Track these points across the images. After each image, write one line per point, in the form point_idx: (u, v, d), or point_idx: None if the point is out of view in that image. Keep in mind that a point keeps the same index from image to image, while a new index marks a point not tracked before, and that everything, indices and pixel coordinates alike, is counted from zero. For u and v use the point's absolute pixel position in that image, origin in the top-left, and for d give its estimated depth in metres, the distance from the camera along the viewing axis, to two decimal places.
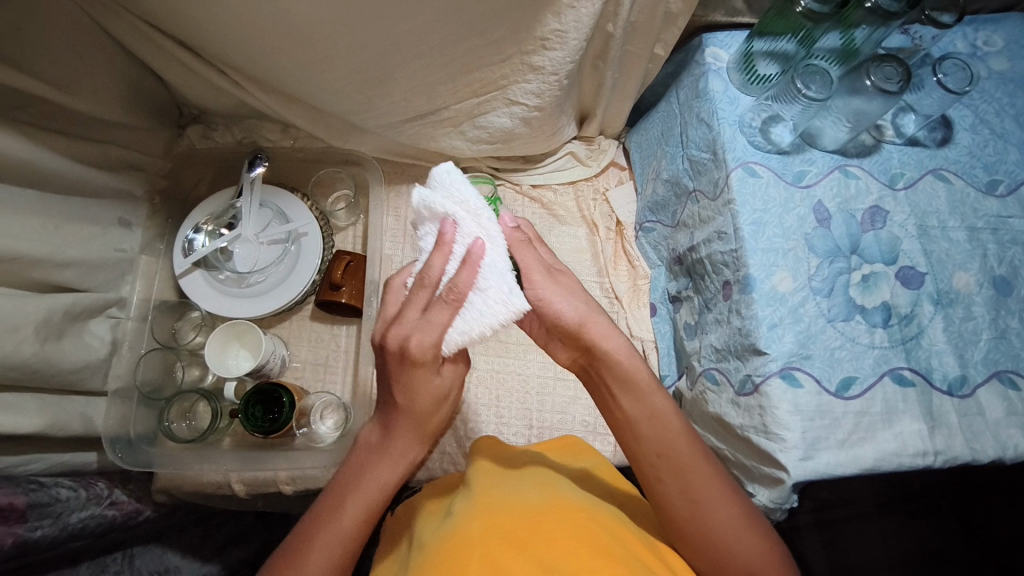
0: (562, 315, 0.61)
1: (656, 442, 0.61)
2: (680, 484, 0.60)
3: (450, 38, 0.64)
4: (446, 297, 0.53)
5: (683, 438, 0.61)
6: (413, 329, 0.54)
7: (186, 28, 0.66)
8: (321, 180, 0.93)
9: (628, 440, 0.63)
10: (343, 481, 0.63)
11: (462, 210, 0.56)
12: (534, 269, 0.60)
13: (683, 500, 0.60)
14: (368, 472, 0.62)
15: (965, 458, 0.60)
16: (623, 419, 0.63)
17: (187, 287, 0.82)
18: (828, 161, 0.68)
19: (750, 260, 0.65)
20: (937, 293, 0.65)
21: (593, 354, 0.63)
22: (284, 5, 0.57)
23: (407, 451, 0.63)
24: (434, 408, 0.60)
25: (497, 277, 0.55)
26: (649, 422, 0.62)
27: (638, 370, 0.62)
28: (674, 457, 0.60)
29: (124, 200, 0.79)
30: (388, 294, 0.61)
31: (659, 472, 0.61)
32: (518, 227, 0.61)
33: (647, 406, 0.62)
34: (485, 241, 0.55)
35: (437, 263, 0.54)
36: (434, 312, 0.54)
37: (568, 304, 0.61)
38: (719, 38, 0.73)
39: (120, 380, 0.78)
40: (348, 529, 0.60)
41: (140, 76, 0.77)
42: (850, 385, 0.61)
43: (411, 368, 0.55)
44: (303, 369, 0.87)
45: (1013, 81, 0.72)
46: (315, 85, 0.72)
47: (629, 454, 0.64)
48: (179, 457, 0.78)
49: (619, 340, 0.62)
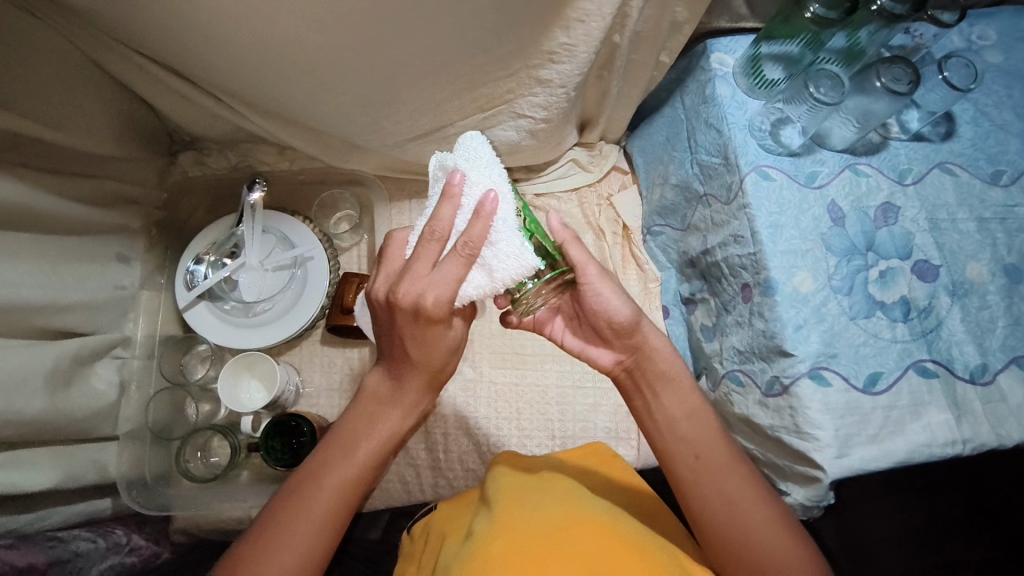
0: (613, 314, 0.60)
1: (693, 443, 0.62)
2: (716, 485, 0.60)
3: (458, 56, 0.63)
4: (458, 254, 0.49)
5: (720, 441, 0.62)
6: (426, 286, 0.50)
7: (180, 57, 0.64)
8: (324, 203, 0.91)
9: (666, 438, 0.63)
10: (347, 430, 0.61)
11: (465, 158, 0.50)
12: (590, 265, 0.56)
13: (720, 501, 0.60)
14: (372, 416, 0.60)
15: (992, 445, 0.61)
16: (665, 421, 0.63)
17: (193, 321, 0.80)
18: (838, 161, 0.69)
19: (771, 262, 0.65)
20: (953, 284, 0.66)
21: (640, 355, 0.64)
22: (291, 31, 0.56)
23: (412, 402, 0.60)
24: (442, 357, 0.57)
25: (510, 231, 0.48)
26: (688, 421, 0.63)
27: (676, 368, 0.64)
28: (712, 459, 0.61)
29: (121, 235, 0.76)
30: (390, 246, 0.57)
31: (698, 474, 0.61)
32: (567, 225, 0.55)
33: (687, 404, 0.63)
34: (498, 193, 0.49)
35: (445, 214, 0.49)
36: (446, 265, 0.49)
37: (623, 301, 0.59)
38: (724, 43, 0.73)
39: (131, 422, 0.75)
40: (353, 475, 0.59)
41: (133, 106, 0.74)
42: (876, 380, 0.62)
43: (425, 325, 0.52)
44: (317, 396, 0.85)
45: (1010, 73, 0.74)
46: (315, 107, 0.70)
47: (663, 458, 0.64)
48: (196, 498, 0.76)
49: (663, 339, 0.64)
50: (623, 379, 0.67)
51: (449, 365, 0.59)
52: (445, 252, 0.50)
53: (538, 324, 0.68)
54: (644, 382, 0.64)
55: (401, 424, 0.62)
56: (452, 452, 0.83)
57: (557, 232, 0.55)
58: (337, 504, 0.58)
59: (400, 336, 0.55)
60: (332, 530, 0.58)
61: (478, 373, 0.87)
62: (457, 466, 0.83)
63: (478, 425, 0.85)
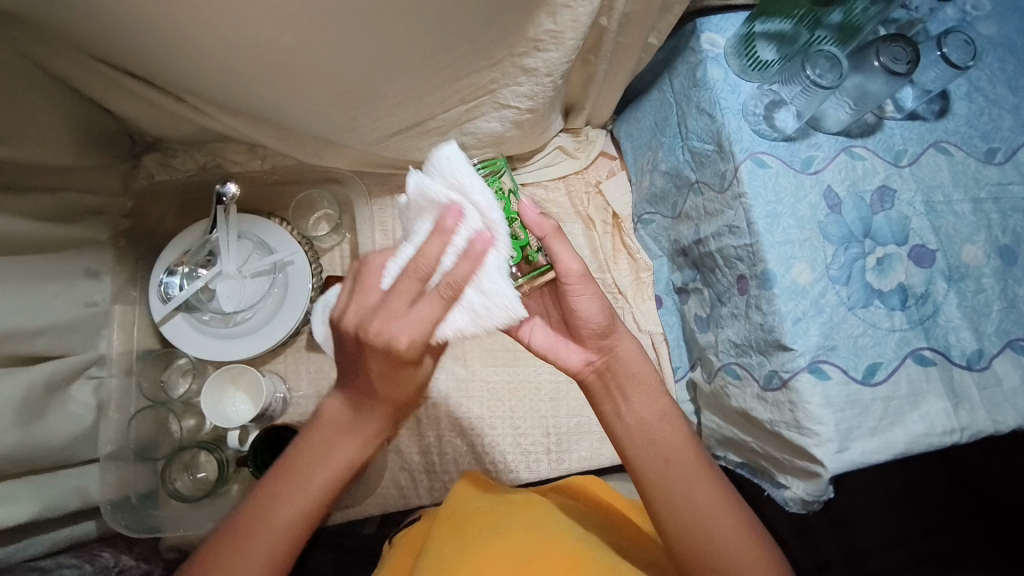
0: (587, 317, 0.58)
1: (661, 447, 0.59)
2: (683, 491, 0.58)
3: (438, 47, 0.59)
4: (442, 294, 0.47)
5: (687, 444, 0.60)
6: (400, 326, 0.47)
7: (137, 58, 0.59)
8: (300, 203, 0.87)
9: (634, 445, 0.60)
10: (297, 459, 0.57)
11: (460, 192, 0.49)
12: (574, 266, 0.55)
13: (692, 512, 0.57)
14: (329, 448, 0.57)
15: (989, 431, 0.61)
16: (635, 424, 0.60)
17: (171, 335, 0.76)
18: (834, 144, 0.67)
19: (768, 254, 0.63)
20: (949, 269, 0.65)
21: (612, 354, 0.61)
22: (257, 29, 0.51)
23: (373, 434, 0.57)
24: (401, 392, 0.54)
25: (500, 277, 0.49)
26: (660, 426, 0.60)
27: (647, 372, 0.61)
28: (680, 462, 0.59)
29: (88, 249, 0.71)
30: (368, 275, 0.50)
31: (667, 480, 0.58)
32: (544, 215, 0.54)
33: (657, 406, 0.61)
34: (491, 237, 0.49)
35: (432, 250, 0.47)
36: (425, 306, 0.47)
37: (599, 307, 0.58)
38: (714, 22, 0.70)
39: (113, 443, 0.72)
40: (307, 500, 0.56)
41: (88, 109, 0.69)
42: (875, 371, 0.61)
43: (393, 367, 0.50)
44: (306, 404, 0.82)
45: (1002, 45, 0.72)
46: (286, 106, 0.66)
47: (628, 463, 0.60)
48: (187, 517, 0.74)
49: (635, 345, 0.62)
50: (592, 382, 0.63)
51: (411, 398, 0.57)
52: (425, 288, 0.48)
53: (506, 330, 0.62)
54: (616, 383, 0.61)
55: (367, 454, 0.59)
56: (447, 454, 0.82)
57: (535, 224, 0.54)
58: (286, 539, 0.55)
59: (366, 373, 0.52)
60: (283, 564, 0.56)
61: (471, 372, 0.86)
62: (453, 468, 0.82)
63: (472, 425, 0.84)
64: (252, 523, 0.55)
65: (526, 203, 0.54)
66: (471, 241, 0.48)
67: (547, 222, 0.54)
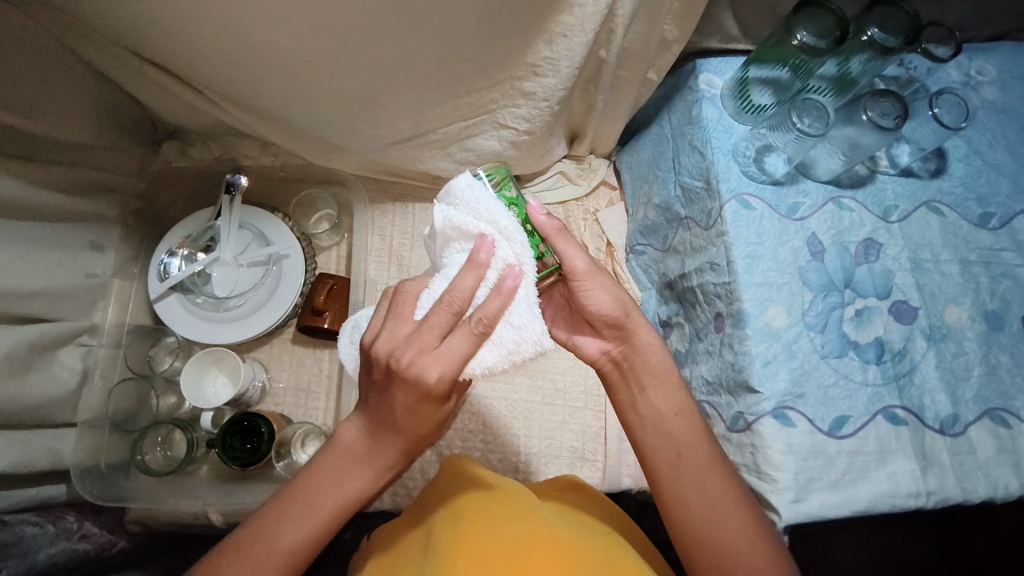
0: (601, 311, 0.57)
1: (677, 441, 0.58)
2: (698, 486, 0.57)
3: (438, 64, 0.61)
4: (472, 328, 0.49)
5: (705, 440, 0.59)
6: (429, 361, 0.49)
7: (159, 52, 0.63)
8: (303, 200, 0.91)
9: (648, 435, 0.59)
10: (314, 483, 0.57)
11: (490, 223, 0.50)
12: (579, 263, 0.55)
13: (701, 504, 0.57)
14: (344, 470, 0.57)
15: (957, 499, 0.59)
16: (651, 416, 0.59)
17: (163, 312, 0.79)
18: (822, 193, 0.67)
19: (744, 294, 0.63)
20: (930, 328, 0.64)
21: (630, 346, 0.59)
22: (262, 33, 0.55)
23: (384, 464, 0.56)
24: (421, 428, 0.54)
25: (531, 312, 0.50)
26: (676, 419, 0.59)
27: (667, 366, 0.60)
28: (694, 459, 0.58)
29: (95, 223, 0.75)
30: (402, 300, 0.53)
31: (677, 473, 0.58)
32: (550, 216, 0.53)
33: (675, 401, 0.59)
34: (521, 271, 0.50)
35: (466, 285, 0.49)
36: (456, 339, 0.49)
37: (611, 299, 0.57)
38: (713, 64, 0.72)
39: (92, 410, 0.75)
40: (314, 528, 0.56)
41: (113, 94, 0.74)
42: (843, 424, 0.60)
43: (422, 402, 0.51)
44: (284, 395, 0.84)
45: (1004, 111, 0.72)
46: (294, 108, 0.69)
47: (645, 455, 0.60)
48: (151, 492, 0.76)
49: (656, 337, 0.60)
50: (608, 371, 0.61)
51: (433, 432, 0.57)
52: (458, 322, 0.50)
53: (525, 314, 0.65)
54: (632, 377, 0.60)
55: (379, 482, 0.58)
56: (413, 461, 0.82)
57: (541, 226, 0.53)
58: (291, 562, 0.56)
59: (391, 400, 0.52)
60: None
61: None
62: (418, 476, 0.82)
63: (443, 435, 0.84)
64: (259, 535, 0.56)
65: (534, 204, 0.53)
66: (503, 276, 0.49)
67: (552, 223, 0.52)
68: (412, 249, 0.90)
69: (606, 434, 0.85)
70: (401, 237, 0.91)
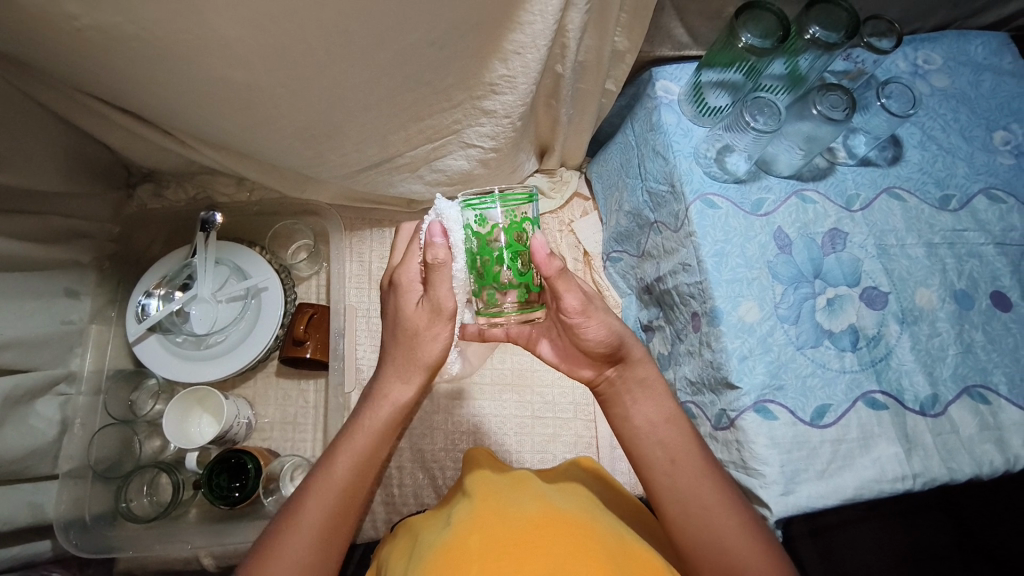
0: (593, 341, 0.57)
1: (670, 447, 0.58)
2: (691, 497, 0.55)
3: (397, 90, 0.63)
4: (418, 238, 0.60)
5: (698, 452, 0.57)
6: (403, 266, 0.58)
7: (122, 97, 0.64)
8: (278, 233, 0.92)
9: (642, 443, 0.59)
10: (341, 434, 0.60)
11: None
12: (574, 304, 0.54)
13: (699, 507, 0.55)
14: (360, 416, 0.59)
15: (943, 478, 0.60)
16: (645, 426, 0.59)
17: (143, 355, 0.79)
18: (785, 187, 0.69)
19: (715, 291, 0.64)
20: (901, 311, 0.65)
21: (624, 365, 0.60)
22: (221, 71, 0.56)
23: (390, 391, 0.60)
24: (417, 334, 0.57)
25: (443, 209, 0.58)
26: (667, 427, 0.59)
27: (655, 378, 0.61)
28: (689, 462, 0.57)
29: (70, 270, 0.76)
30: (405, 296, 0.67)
31: (673, 480, 0.56)
32: (552, 256, 0.50)
33: (666, 408, 0.60)
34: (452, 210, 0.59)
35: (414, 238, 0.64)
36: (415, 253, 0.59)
37: (609, 330, 0.57)
38: (669, 72, 0.74)
39: (72, 460, 0.74)
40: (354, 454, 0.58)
41: (83, 142, 0.75)
42: (824, 413, 0.60)
43: (414, 309, 0.56)
44: (270, 429, 0.84)
45: (954, 96, 0.74)
46: (260, 142, 0.70)
47: (641, 468, 0.59)
48: (139, 538, 0.75)
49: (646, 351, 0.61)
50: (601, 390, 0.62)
51: (435, 335, 0.57)
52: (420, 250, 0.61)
53: (523, 339, 0.67)
54: (624, 389, 0.60)
55: (400, 400, 0.60)
56: (405, 486, 0.81)
57: (543, 265, 0.51)
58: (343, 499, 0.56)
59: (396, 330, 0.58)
60: (333, 552, 0.56)
61: (436, 402, 0.86)
62: (411, 500, 0.81)
63: (434, 456, 0.83)
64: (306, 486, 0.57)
65: (537, 242, 0.50)
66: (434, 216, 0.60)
67: (552, 266, 0.50)
68: None
69: (598, 443, 0.85)
70: (381, 261, 0.93)
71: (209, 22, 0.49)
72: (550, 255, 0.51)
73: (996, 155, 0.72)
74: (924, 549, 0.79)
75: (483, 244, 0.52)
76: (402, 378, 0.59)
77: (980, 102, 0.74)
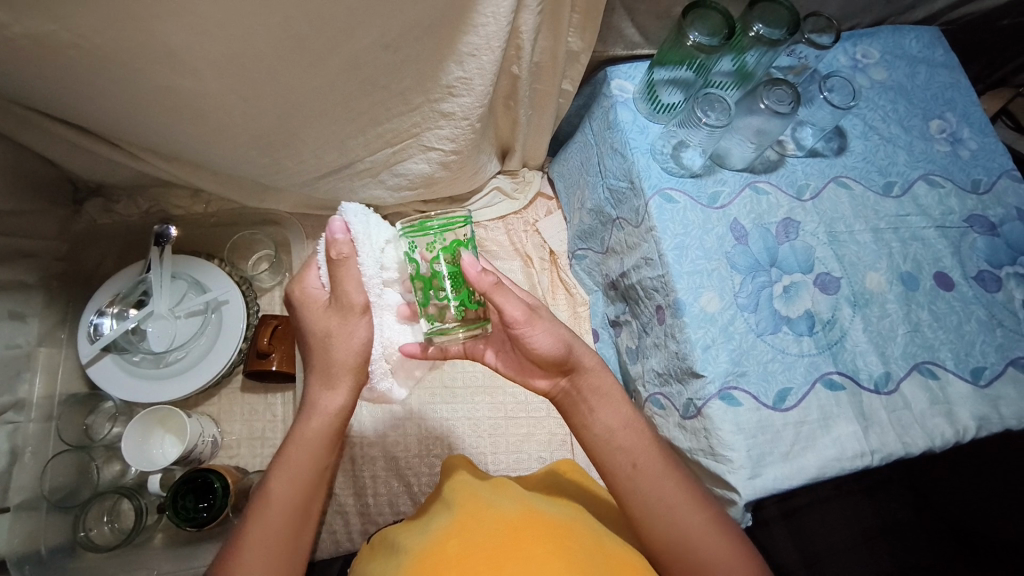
0: (541, 351, 0.57)
1: (630, 451, 0.58)
2: (657, 496, 0.56)
3: (353, 95, 0.62)
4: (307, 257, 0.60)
5: (659, 449, 0.59)
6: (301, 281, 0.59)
7: (63, 109, 0.62)
8: (237, 245, 0.89)
9: (601, 453, 0.59)
10: (275, 458, 0.58)
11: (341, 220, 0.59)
12: (518, 314, 0.54)
13: (665, 508, 0.56)
14: (291, 433, 0.59)
15: (899, 453, 0.62)
16: (604, 433, 0.59)
17: (98, 376, 0.75)
18: (738, 180, 0.71)
19: (677, 283, 0.66)
20: (853, 295, 0.67)
21: (576, 373, 0.60)
22: (166, 79, 0.54)
23: (317, 401, 0.59)
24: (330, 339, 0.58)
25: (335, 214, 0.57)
26: (626, 432, 0.59)
27: (609, 383, 0.61)
28: (650, 468, 0.57)
29: (13, 292, 0.72)
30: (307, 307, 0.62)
31: (635, 483, 0.57)
32: (485, 272, 0.52)
33: (623, 415, 0.60)
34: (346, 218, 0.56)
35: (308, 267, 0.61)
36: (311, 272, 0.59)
37: (555, 335, 0.57)
38: (623, 70, 0.76)
39: (25, 490, 0.71)
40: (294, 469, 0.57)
41: (23, 158, 0.72)
42: (785, 397, 0.62)
43: (321, 311, 0.58)
44: (238, 446, 0.82)
45: (892, 88, 0.78)
46: (213, 152, 0.68)
47: (603, 472, 0.59)
48: (101, 568, 0.72)
49: (598, 357, 0.61)
50: (559, 399, 0.63)
51: (348, 334, 0.58)
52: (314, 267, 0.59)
53: (470, 351, 0.65)
54: (580, 397, 0.60)
55: (329, 407, 0.59)
56: (381, 495, 0.80)
57: (477, 281, 0.52)
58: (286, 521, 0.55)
59: (310, 345, 0.59)
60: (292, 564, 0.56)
61: (409, 408, 0.85)
62: (386, 510, 0.80)
63: (408, 464, 0.82)
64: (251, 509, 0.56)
65: (468, 261, 0.52)
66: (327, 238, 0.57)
67: (487, 280, 0.52)
68: None
69: (572, 440, 0.86)
70: None
71: (152, 30, 0.48)
72: (482, 271, 0.52)
73: (933, 143, 0.76)
74: (892, 521, 0.82)
75: (418, 271, 0.53)
76: (327, 385, 0.59)
77: (917, 93, 0.78)
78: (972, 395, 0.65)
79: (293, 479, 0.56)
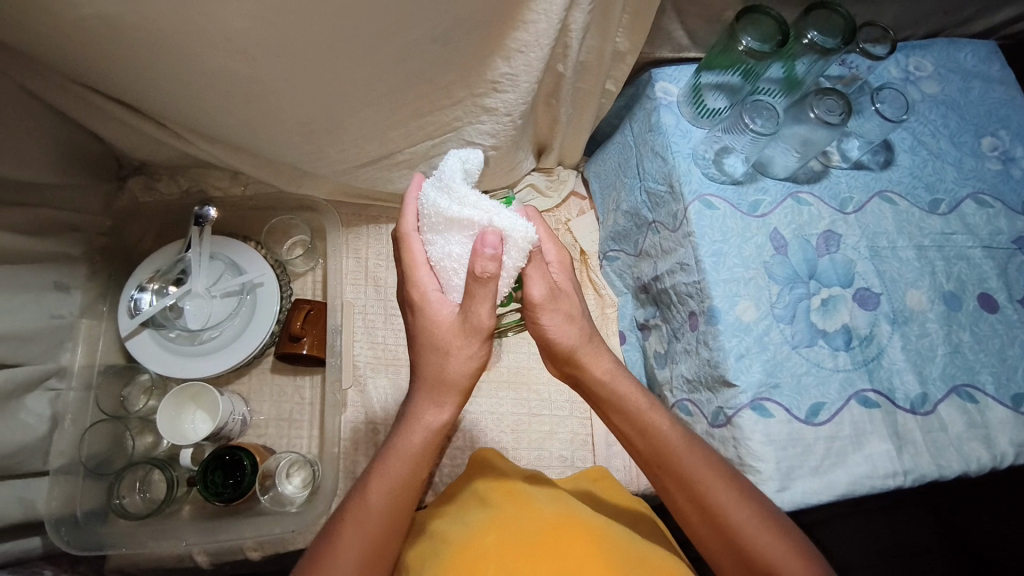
0: (553, 339, 0.58)
1: (658, 453, 0.58)
2: (685, 493, 0.57)
3: (399, 86, 0.63)
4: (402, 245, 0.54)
5: (685, 449, 0.58)
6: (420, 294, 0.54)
7: (116, 87, 0.63)
8: (274, 228, 0.91)
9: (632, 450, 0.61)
10: (372, 462, 0.57)
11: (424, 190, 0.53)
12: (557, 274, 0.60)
13: (695, 505, 0.57)
14: (392, 447, 0.56)
15: (933, 475, 0.61)
16: (626, 435, 0.61)
17: (137, 351, 0.77)
18: (780, 190, 0.70)
19: (714, 290, 0.65)
20: (893, 312, 0.66)
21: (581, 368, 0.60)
22: (218, 61, 0.55)
23: (423, 415, 0.56)
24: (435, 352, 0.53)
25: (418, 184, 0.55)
26: (645, 438, 0.59)
27: (625, 386, 0.60)
28: (679, 469, 0.57)
29: (59, 263, 0.74)
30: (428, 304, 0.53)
31: (664, 480, 0.59)
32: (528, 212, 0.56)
33: (643, 422, 0.59)
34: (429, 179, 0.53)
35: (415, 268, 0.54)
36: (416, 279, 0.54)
37: (567, 326, 0.58)
38: (668, 73, 0.75)
39: (64, 456, 0.72)
40: (394, 478, 0.55)
41: (74, 133, 0.73)
42: (818, 411, 0.61)
43: (450, 326, 0.52)
44: (266, 426, 0.83)
45: (944, 103, 0.76)
46: (259, 137, 0.70)
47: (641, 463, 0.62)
48: (131, 536, 0.73)
49: (609, 367, 0.60)
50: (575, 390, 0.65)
51: (466, 354, 0.53)
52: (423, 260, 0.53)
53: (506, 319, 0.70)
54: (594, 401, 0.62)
55: (434, 423, 0.56)
56: None
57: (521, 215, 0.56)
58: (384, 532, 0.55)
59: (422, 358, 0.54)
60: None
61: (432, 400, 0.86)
62: None
63: None
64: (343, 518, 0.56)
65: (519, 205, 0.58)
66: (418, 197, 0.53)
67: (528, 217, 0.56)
68: (388, 271, 0.92)
69: (594, 440, 0.85)
70: (377, 259, 0.93)
71: (210, 13, 0.48)
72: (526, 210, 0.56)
73: (983, 161, 0.74)
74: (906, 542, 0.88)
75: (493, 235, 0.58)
76: (434, 402, 0.55)
77: (970, 109, 0.76)
78: (1012, 422, 0.63)
79: (387, 502, 0.55)
